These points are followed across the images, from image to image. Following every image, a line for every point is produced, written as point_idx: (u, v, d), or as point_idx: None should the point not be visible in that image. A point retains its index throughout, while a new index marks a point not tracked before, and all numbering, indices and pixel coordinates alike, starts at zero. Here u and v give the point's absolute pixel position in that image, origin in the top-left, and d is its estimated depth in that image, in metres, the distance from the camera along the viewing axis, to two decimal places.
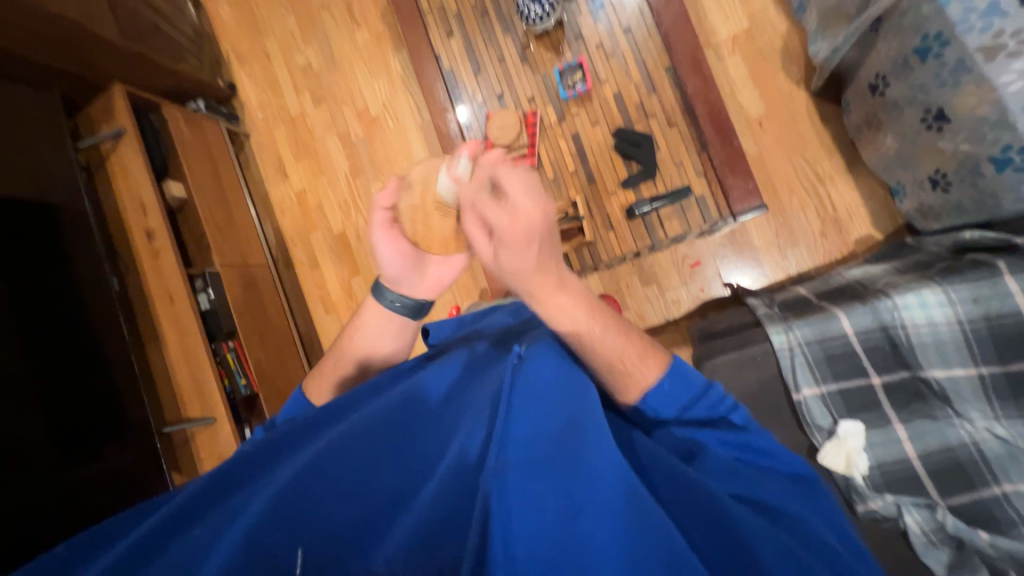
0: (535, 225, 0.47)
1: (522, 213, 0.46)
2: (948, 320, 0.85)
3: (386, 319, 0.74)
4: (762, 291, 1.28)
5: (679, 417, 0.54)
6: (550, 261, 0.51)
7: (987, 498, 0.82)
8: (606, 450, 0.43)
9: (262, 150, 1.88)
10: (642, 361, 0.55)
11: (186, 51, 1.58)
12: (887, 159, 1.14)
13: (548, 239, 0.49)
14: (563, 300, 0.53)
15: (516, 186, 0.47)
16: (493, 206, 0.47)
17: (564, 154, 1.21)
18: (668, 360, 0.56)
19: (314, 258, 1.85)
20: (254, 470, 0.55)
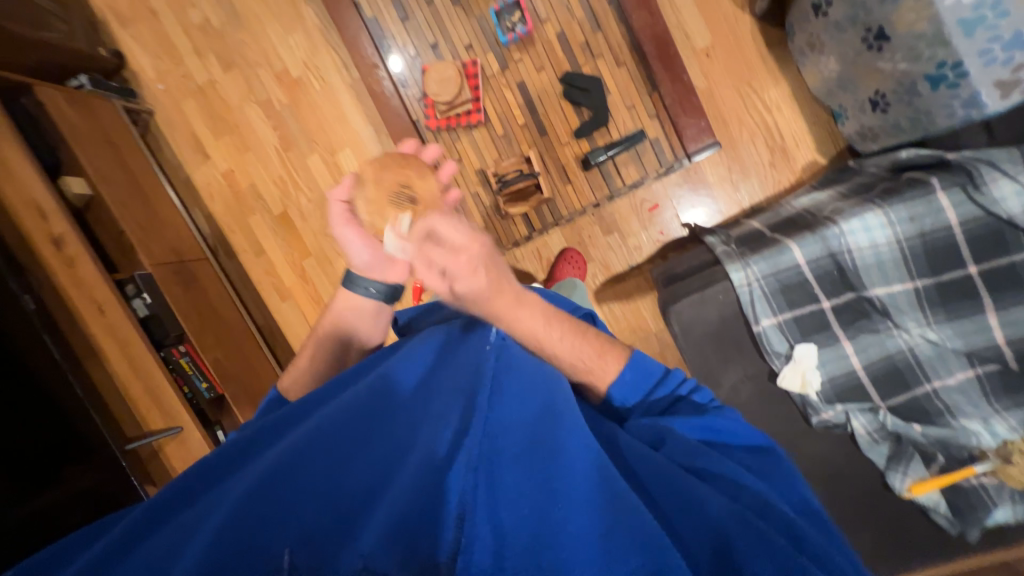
0: (476, 254, 0.47)
1: (455, 257, 0.47)
2: (888, 240, 0.90)
3: (368, 311, 0.71)
4: (717, 228, 1.31)
5: (643, 404, 0.55)
6: (503, 280, 0.51)
7: (920, 395, 0.92)
8: (578, 437, 0.45)
9: (172, 129, 1.66)
10: (602, 357, 0.56)
11: (49, 15, 1.32)
12: (830, 83, 1.14)
13: (493, 265, 0.49)
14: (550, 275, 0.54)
15: (440, 234, 0.46)
16: (437, 251, 0.46)
17: (511, 107, 1.13)
18: (627, 353, 0.57)
19: (257, 243, 1.71)
20: (220, 476, 0.52)
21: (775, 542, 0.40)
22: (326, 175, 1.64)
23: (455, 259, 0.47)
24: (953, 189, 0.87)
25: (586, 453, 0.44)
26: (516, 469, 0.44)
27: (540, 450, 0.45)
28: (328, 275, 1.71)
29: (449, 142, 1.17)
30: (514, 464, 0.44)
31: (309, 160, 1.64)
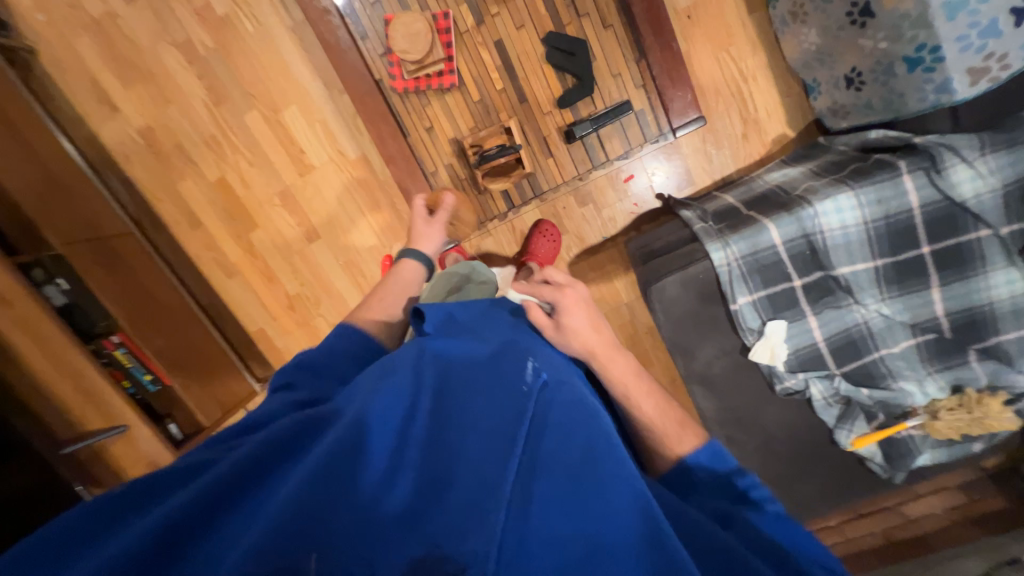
0: (579, 294, 0.66)
1: (575, 313, 0.64)
2: (857, 222, 0.94)
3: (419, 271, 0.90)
4: (690, 200, 1.32)
5: (711, 484, 0.55)
6: (601, 325, 0.65)
7: (869, 363, 1.01)
8: (625, 483, 0.45)
9: (66, 73, 1.38)
10: (683, 431, 0.60)
11: None
12: (808, 56, 1.13)
13: (590, 309, 0.66)
14: (588, 321, 0.64)
15: (569, 298, 0.65)
16: (548, 288, 0.66)
17: (488, 68, 1.02)
18: (704, 439, 0.59)
19: (192, 214, 1.52)
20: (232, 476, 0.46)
21: None
22: (268, 136, 1.45)
23: (578, 321, 0.64)
24: (918, 173, 0.91)
25: (628, 498, 0.45)
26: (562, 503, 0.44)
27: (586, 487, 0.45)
28: (279, 249, 1.56)
29: (418, 106, 1.05)
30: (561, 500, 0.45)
31: (247, 118, 1.43)
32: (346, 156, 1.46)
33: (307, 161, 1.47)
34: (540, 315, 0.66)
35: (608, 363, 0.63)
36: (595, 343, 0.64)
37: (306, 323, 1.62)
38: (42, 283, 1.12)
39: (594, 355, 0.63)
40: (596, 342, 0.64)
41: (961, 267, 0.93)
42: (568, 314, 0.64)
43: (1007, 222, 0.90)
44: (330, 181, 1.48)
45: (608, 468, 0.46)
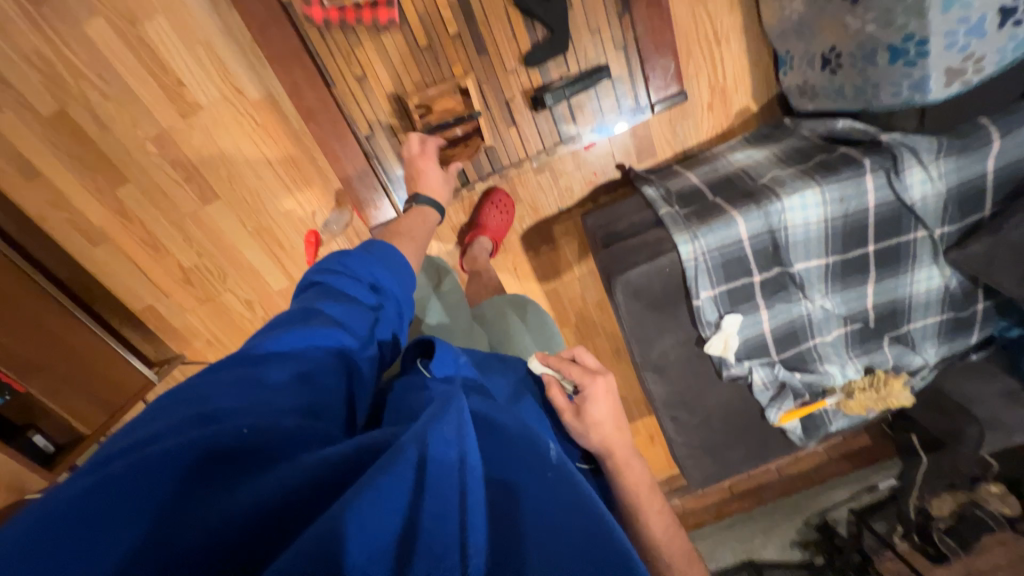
0: (607, 386, 0.69)
1: (603, 406, 0.67)
2: (819, 219, 0.94)
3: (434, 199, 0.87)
4: (652, 174, 1.24)
5: None
6: (621, 422, 0.69)
7: (805, 350, 1.08)
8: None
9: None
10: (678, 542, 0.66)
11: None
12: (787, 25, 1.05)
13: (614, 404, 0.69)
14: (608, 413, 0.67)
15: (596, 387, 0.68)
16: (579, 371, 0.69)
17: (437, 5, 0.80)
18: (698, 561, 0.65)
19: (22, 159, 1.13)
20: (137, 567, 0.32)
21: None
22: (127, 58, 1.07)
23: (600, 413, 0.67)
24: (878, 172, 0.91)
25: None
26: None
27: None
28: (161, 210, 1.23)
29: (344, 45, 0.81)
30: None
31: (90, 28, 1.04)
32: (244, 95, 1.14)
33: (189, 97, 1.12)
34: (561, 396, 0.67)
35: (624, 467, 0.67)
36: (613, 438, 0.67)
37: (210, 300, 1.35)
38: None
39: (609, 451, 0.67)
40: (615, 435, 0.67)
41: (896, 264, 0.99)
42: (596, 403, 0.67)
43: (942, 225, 0.95)
44: (224, 126, 1.16)
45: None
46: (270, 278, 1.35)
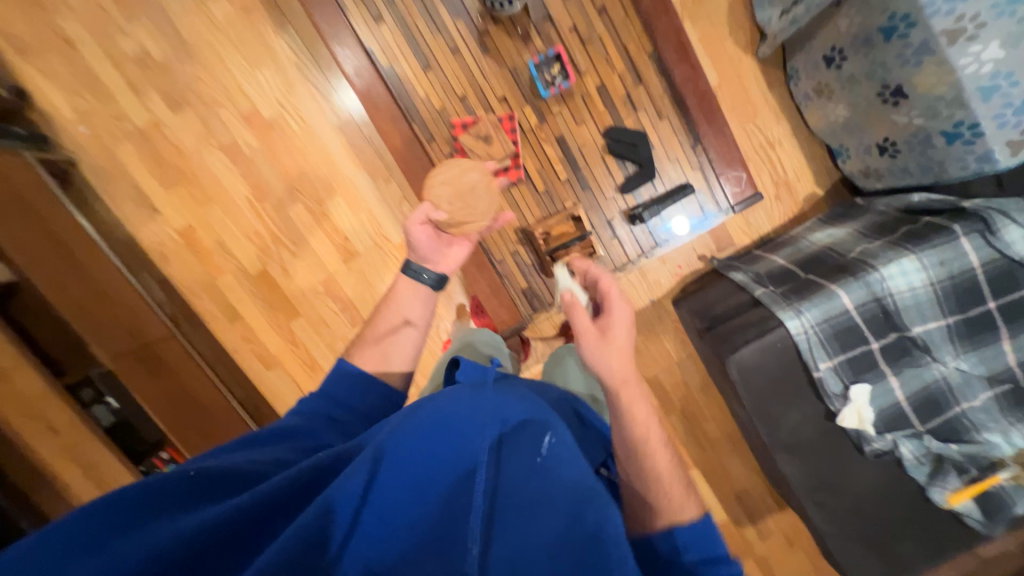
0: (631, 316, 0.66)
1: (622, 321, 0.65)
2: (924, 283, 0.99)
3: (412, 288, 0.84)
4: (736, 261, 1.35)
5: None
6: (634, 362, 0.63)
7: (953, 417, 1.02)
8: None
9: (105, 180, 1.41)
10: (685, 496, 0.55)
11: None
12: (835, 126, 1.22)
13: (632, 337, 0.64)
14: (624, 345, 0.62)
15: (622, 312, 0.65)
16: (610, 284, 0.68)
17: (550, 159, 1.07)
18: (703, 515, 0.54)
19: (231, 308, 1.51)
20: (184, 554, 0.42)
21: None
22: (312, 227, 1.47)
23: (622, 341, 0.63)
24: (973, 235, 0.98)
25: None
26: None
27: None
28: (322, 337, 1.53)
29: None
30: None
31: (292, 210, 1.45)
32: (390, 240, 1.48)
33: (351, 248, 1.48)
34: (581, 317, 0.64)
35: (634, 403, 0.59)
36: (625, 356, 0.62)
37: None
38: (93, 403, 1.16)
39: (621, 380, 0.60)
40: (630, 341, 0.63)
41: None
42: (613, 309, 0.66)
43: None
44: (374, 266, 1.50)
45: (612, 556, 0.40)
46: None
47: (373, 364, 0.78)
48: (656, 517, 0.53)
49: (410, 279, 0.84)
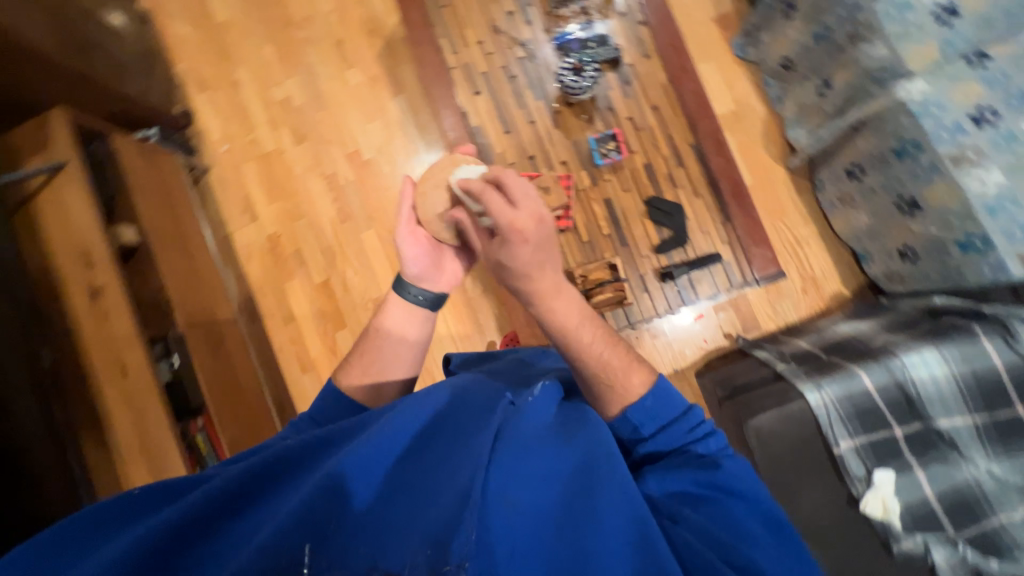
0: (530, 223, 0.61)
1: (522, 216, 0.60)
2: (947, 376, 1.02)
3: (408, 311, 0.89)
4: (761, 343, 1.39)
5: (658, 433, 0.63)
6: (549, 267, 0.64)
7: (991, 529, 0.96)
8: (621, 484, 0.55)
9: (225, 187, 1.72)
10: (628, 374, 0.65)
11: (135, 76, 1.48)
12: (859, 230, 1.36)
13: (544, 241, 0.62)
14: (529, 257, 0.62)
15: (519, 227, 0.61)
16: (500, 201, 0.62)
17: (597, 217, 1.25)
18: (653, 380, 0.65)
19: (288, 309, 1.69)
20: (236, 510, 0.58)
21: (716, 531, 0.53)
22: (378, 251, 1.68)
23: (525, 256, 0.62)
24: (994, 336, 1.02)
25: (624, 517, 0.53)
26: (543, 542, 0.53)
27: (581, 502, 0.54)
28: None
29: None
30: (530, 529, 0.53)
31: (365, 235, 1.68)
32: None
33: None
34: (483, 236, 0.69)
35: (557, 298, 0.65)
36: (536, 255, 0.63)
37: None
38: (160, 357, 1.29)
39: (531, 279, 0.64)
40: (530, 233, 0.60)
41: None
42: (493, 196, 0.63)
43: None
44: None
45: (602, 473, 0.56)
46: None
47: (361, 394, 0.84)
48: (615, 407, 0.64)
49: (407, 304, 0.89)
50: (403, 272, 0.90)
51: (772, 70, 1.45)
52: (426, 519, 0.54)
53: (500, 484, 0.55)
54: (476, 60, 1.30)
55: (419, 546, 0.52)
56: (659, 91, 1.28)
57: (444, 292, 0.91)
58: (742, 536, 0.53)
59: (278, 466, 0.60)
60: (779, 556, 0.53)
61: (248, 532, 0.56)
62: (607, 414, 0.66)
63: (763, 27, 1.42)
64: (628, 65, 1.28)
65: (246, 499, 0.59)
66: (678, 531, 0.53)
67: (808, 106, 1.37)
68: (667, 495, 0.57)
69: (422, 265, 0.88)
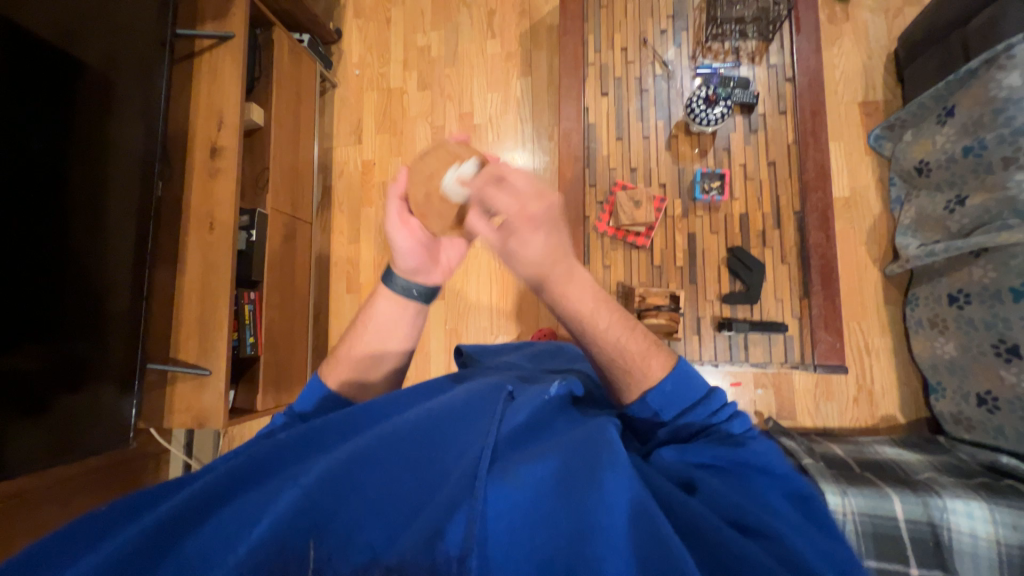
0: (543, 211, 0.52)
1: (534, 204, 0.52)
2: (988, 536, 0.93)
3: (400, 309, 0.74)
4: (793, 433, 1.31)
5: (676, 420, 0.55)
6: (561, 250, 0.57)
7: None
8: (627, 472, 0.46)
9: (344, 106, 1.85)
10: (646, 360, 0.58)
11: None
12: (938, 360, 1.27)
13: (555, 225, 0.55)
14: (536, 241, 0.54)
15: (532, 217, 0.52)
16: (499, 195, 0.52)
17: (675, 248, 1.29)
18: (673, 362, 0.59)
19: (356, 232, 1.79)
20: (207, 505, 0.49)
21: (739, 508, 0.45)
22: None
23: (533, 243, 0.55)
24: None
25: (626, 492, 0.45)
26: (547, 543, 0.45)
27: (579, 484, 0.47)
28: None
29: (608, 247, 1.30)
30: (532, 522, 0.46)
31: None
32: None
33: None
34: (482, 224, 0.57)
35: (568, 283, 0.59)
36: (548, 245, 0.56)
37: None
38: (241, 228, 1.37)
39: (541, 273, 0.57)
40: (541, 220, 0.53)
41: None
42: (497, 190, 0.53)
43: None
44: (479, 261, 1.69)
45: (603, 454, 0.48)
46: (434, 362, 1.64)
47: (356, 370, 0.71)
48: (628, 392, 0.58)
49: (397, 298, 0.74)
50: (393, 262, 0.73)
51: (902, 170, 1.38)
52: (427, 512, 0.47)
53: (499, 466, 0.49)
54: (614, 64, 1.34)
55: (421, 537, 0.45)
56: (782, 149, 1.27)
57: (439, 286, 0.76)
58: (765, 508, 0.46)
59: (258, 453, 0.53)
60: (809, 533, 0.45)
61: (227, 518, 0.48)
62: (623, 401, 0.59)
63: (911, 124, 1.36)
64: (760, 115, 1.29)
65: (226, 498, 0.50)
66: (688, 506, 0.45)
67: (928, 217, 1.30)
68: (686, 464, 0.50)
69: (419, 259, 0.71)
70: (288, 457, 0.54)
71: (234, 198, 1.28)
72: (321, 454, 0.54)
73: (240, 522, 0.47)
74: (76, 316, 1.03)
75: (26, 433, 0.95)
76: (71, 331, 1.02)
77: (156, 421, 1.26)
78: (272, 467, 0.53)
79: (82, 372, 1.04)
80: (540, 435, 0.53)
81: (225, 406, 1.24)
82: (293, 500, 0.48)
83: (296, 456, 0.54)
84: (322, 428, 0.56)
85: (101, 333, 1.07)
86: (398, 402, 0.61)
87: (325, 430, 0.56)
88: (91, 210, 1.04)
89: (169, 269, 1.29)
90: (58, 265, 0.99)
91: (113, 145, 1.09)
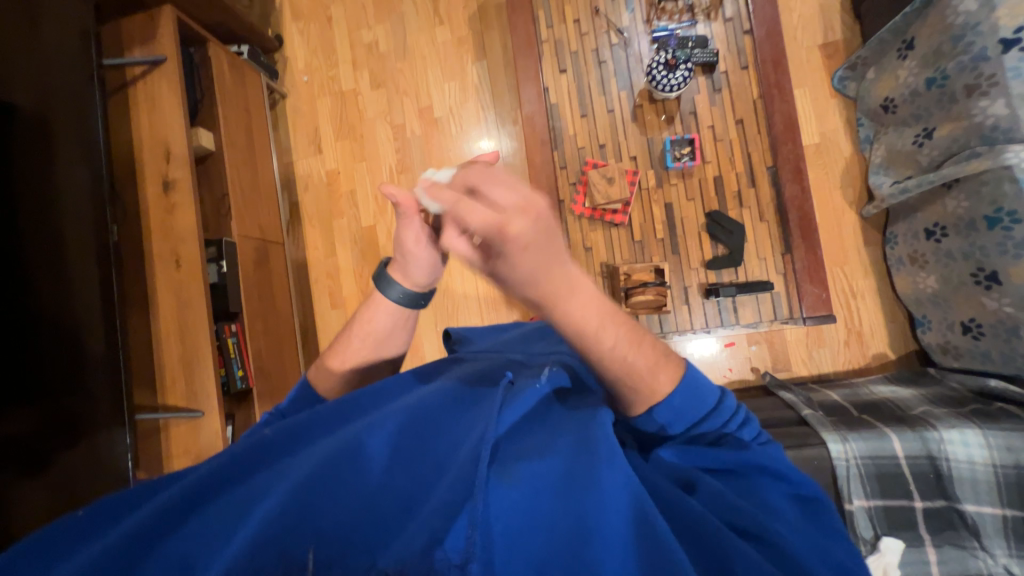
0: (527, 228, 0.41)
1: (515, 219, 0.41)
2: (985, 461, 0.96)
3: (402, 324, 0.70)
4: (790, 385, 1.31)
5: (684, 432, 0.51)
6: (555, 265, 0.45)
7: None
8: (622, 471, 0.45)
9: (298, 116, 1.78)
10: (655, 373, 0.50)
11: None
12: (922, 294, 1.30)
13: (542, 247, 0.43)
14: (524, 260, 0.43)
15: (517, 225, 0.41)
16: (476, 211, 0.42)
17: (654, 219, 1.28)
18: (682, 370, 0.51)
19: (331, 245, 1.74)
20: (186, 516, 0.47)
21: (738, 507, 0.45)
22: None
23: (523, 259, 0.43)
24: None
25: (625, 493, 0.44)
26: (546, 544, 0.43)
27: (577, 487, 0.45)
28: None
29: (587, 229, 1.29)
30: (527, 521, 0.44)
31: None
32: None
33: None
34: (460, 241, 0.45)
35: (571, 297, 0.46)
36: (534, 261, 0.43)
37: None
38: (210, 261, 1.32)
39: (536, 287, 0.45)
40: (529, 239, 0.41)
41: None
42: (469, 205, 0.42)
43: None
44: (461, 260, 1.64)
45: (601, 454, 0.46)
46: None
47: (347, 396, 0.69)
48: (635, 404, 0.51)
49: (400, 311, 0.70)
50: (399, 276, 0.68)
51: (869, 110, 1.38)
52: (420, 516, 0.45)
53: (496, 465, 0.47)
54: (568, 39, 1.29)
55: (410, 543, 0.43)
56: (748, 106, 1.25)
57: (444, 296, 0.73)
58: (761, 509, 0.47)
59: (247, 459, 0.51)
60: (806, 532, 0.47)
61: (205, 527, 0.46)
62: (630, 413, 0.52)
63: (873, 62, 1.35)
64: (722, 73, 1.26)
65: (215, 495, 0.48)
66: (688, 504, 0.45)
67: (900, 154, 1.30)
68: (684, 464, 0.49)
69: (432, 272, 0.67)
70: (275, 459, 0.52)
71: (199, 232, 1.23)
72: (308, 455, 0.52)
73: (217, 531, 0.45)
74: (56, 369, 0.98)
75: (33, 491, 0.93)
76: (60, 387, 0.98)
77: (157, 467, 1.24)
78: (258, 470, 0.51)
79: (71, 427, 0.99)
80: (537, 426, 0.51)
81: (224, 443, 1.21)
82: (273, 509, 0.46)
83: (284, 461, 0.52)
84: (311, 430, 0.54)
85: (85, 383, 1.01)
86: (387, 389, 0.59)
87: (317, 431, 0.54)
88: (50, 256, 0.98)
89: (143, 311, 1.24)
90: (27, 322, 0.95)
91: (63, 186, 1.01)
